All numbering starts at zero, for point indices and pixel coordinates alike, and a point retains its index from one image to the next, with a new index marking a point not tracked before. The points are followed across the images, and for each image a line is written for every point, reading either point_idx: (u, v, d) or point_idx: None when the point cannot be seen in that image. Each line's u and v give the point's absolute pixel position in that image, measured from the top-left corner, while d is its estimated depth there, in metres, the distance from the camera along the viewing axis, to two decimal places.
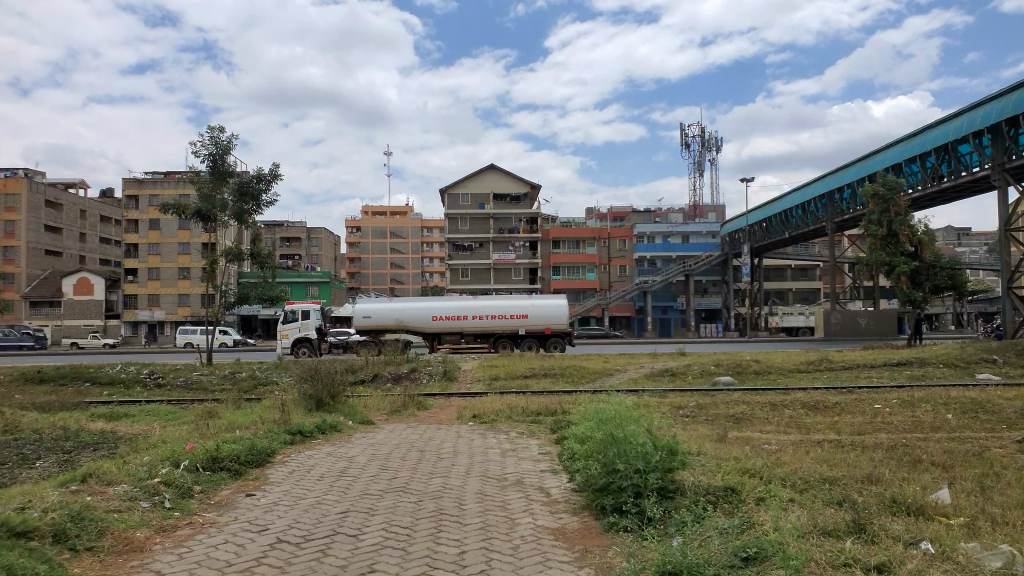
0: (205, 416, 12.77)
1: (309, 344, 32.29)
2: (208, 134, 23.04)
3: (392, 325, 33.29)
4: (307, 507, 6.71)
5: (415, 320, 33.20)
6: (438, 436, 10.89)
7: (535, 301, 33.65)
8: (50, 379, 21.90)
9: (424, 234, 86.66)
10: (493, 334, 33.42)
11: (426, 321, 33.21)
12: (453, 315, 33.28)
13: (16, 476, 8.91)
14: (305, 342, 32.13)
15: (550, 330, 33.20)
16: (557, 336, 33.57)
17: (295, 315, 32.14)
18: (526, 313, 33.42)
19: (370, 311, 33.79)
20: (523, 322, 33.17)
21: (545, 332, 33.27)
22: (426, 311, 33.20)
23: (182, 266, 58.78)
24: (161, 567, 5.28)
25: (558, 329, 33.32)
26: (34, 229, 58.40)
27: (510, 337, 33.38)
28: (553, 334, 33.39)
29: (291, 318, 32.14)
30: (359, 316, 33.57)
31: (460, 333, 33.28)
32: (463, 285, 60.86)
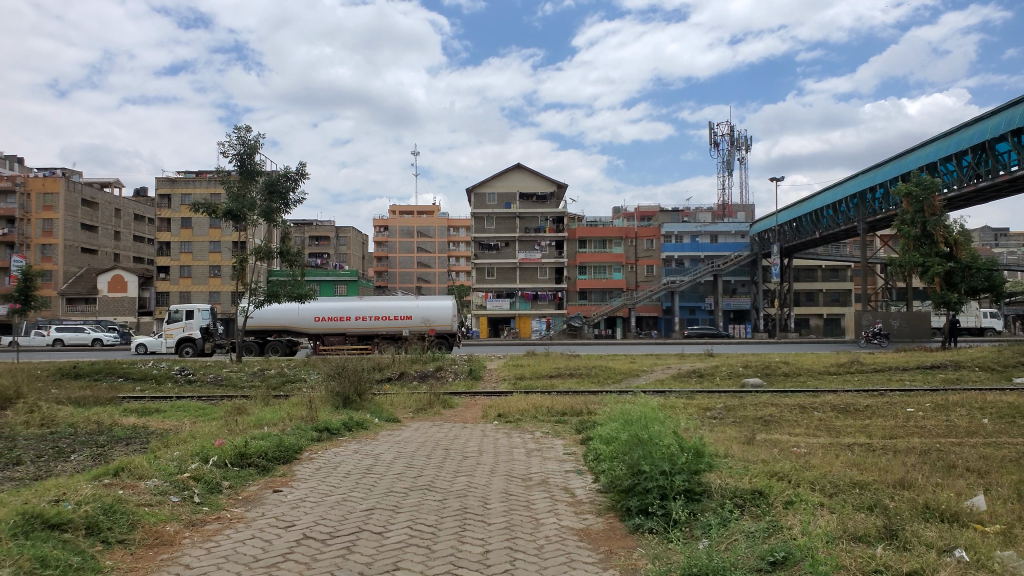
0: (235, 412, 12.95)
1: (193, 344, 34.31)
2: (235, 134, 23.34)
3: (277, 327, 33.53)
4: (333, 504, 6.75)
5: (298, 321, 33.28)
6: (463, 435, 10.93)
7: (421, 302, 33.85)
8: (85, 374, 22.34)
9: (451, 233, 87.02)
10: (377, 335, 33.69)
11: (310, 322, 33.26)
12: (336, 316, 33.43)
13: (52, 469, 9.12)
14: (187, 342, 34.18)
15: (433, 331, 33.62)
16: (441, 337, 33.92)
17: (180, 315, 34.14)
18: (410, 314, 33.67)
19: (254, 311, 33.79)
20: (406, 323, 33.49)
21: (429, 334, 33.65)
22: (308, 313, 33.27)
23: (213, 264, 59.65)
24: (190, 561, 5.35)
25: (442, 329, 33.71)
26: (71, 227, 59.65)
27: (393, 338, 33.68)
28: (438, 334, 33.76)
29: (176, 318, 34.25)
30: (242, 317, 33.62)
31: (343, 334, 33.48)
32: (489, 284, 61.00)
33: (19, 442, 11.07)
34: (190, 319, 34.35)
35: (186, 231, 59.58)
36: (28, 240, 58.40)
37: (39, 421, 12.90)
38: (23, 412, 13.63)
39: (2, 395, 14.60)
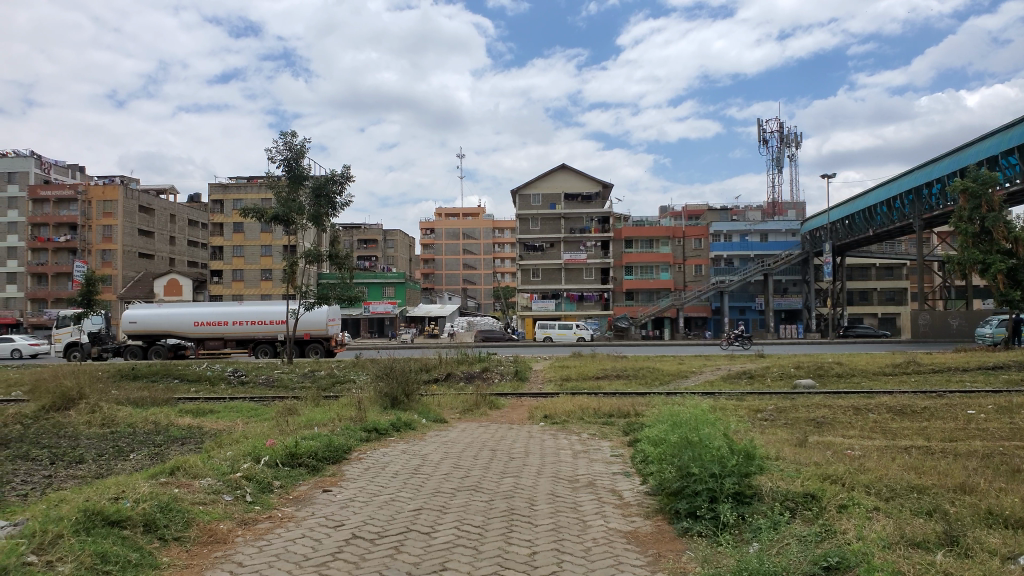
0: (286, 413, 13.18)
1: (80, 348, 34.78)
2: (282, 139, 23.78)
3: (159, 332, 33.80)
4: (381, 504, 6.81)
5: (178, 326, 33.61)
6: (510, 436, 10.95)
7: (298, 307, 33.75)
8: (143, 375, 23.03)
9: (496, 234, 87.22)
10: (255, 340, 33.80)
11: (189, 326, 33.65)
12: (214, 321, 33.67)
13: (113, 467, 9.45)
14: (75, 346, 34.69)
15: (308, 335, 33.64)
16: (316, 341, 34.26)
17: (67, 320, 35.01)
18: (286, 319, 33.66)
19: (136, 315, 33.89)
20: (282, 327, 33.56)
21: (304, 338, 33.73)
22: (187, 317, 33.47)
23: (264, 268, 60.94)
24: (243, 559, 5.45)
25: (317, 334, 33.83)
26: (129, 233, 61.48)
27: (271, 343, 33.79)
28: (312, 340, 34.09)
29: (64, 323, 35.18)
30: (125, 321, 33.76)
31: (223, 339, 33.92)
32: (535, 285, 61.07)
33: (82, 441, 11.46)
34: (77, 324, 35.15)
35: (239, 236, 61.03)
36: (90, 246, 60.52)
37: (100, 421, 13.33)
38: (86, 412, 14.13)
39: (66, 395, 15.12)
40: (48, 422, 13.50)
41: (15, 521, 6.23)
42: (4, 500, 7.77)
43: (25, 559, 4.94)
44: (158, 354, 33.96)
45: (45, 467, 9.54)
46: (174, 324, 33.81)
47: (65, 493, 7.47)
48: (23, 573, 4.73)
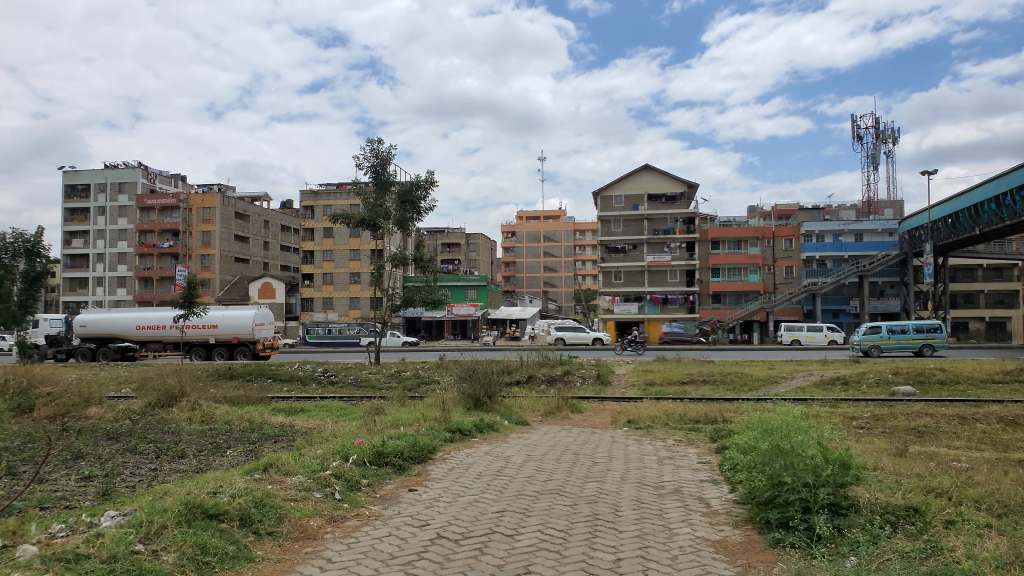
0: (373, 413, 13.47)
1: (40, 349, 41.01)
2: (369, 146, 24.36)
3: (107, 335, 38.24)
4: (465, 505, 6.87)
5: (122, 330, 37.97)
6: (593, 440, 10.84)
7: (227, 312, 37.34)
8: (239, 375, 24.03)
9: (577, 237, 86.89)
10: (189, 343, 37.78)
11: (133, 330, 37.97)
12: (155, 325, 37.80)
13: (211, 463, 9.87)
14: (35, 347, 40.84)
15: (235, 339, 37.09)
16: (244, 344, 37.59)
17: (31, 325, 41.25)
18: (217, 323, 37.32)
19: (88, 320, 38.52)
20: (213, 331, 37.27)
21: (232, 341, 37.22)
22: (130, 322, 37.76)
23: (353, 271, 62.56)
24: (332, 556, 5.58)
25: (244, 338, 37.29)
26: (226, 239, 64.32)
27: (204, 345, 37.64)
28: (240, 342, 37.35)
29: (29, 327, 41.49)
30: (77, 325, 38.48)
31: (162, 342, 37.98)
32: (617, 288, 60.62)
33: (184, 437, 12.06)
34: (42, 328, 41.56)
35: (328, 240, 62.96)
36: (190, 251, 63.66)
37: (200, 418, 14.00)
38: (187, 409, 14.87)
39: (169, 392, 15.95)
40: (153, 418, 14.28)
41: (124, 511, 6.61)
42: (114, 490, 8.25)
43: (133, 548, 5.23)
44: (106, 355, 38.22)
45: (150, 461, 10.07)
46: (120, 327, 38.19)
47: (169, 485, 7.87)
48: (129, 561, 5.00)
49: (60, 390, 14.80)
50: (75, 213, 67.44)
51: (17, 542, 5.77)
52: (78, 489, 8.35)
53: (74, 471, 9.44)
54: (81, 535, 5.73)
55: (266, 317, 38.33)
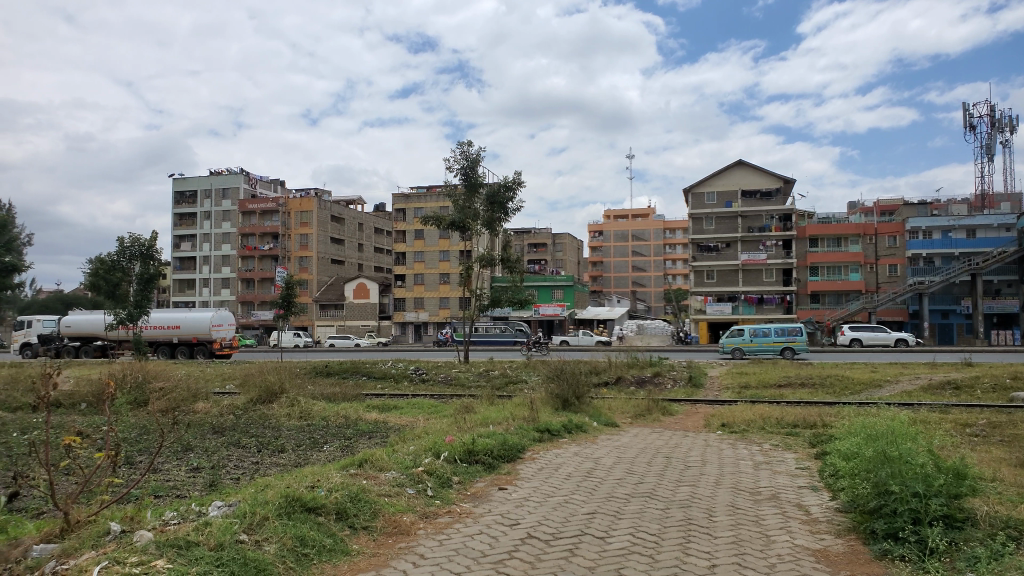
0: (463, 411, 13.64)
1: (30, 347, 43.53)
2: (459, 149, 24.71)
3: (85, 333, 40.43)
4: (556, 505, 6.86)
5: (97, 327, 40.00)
6: (686, 443, 10.63)
7: (187, 313, 38.52)
8: (335, 372, 24.80)
9: (667, 236, 85.38)
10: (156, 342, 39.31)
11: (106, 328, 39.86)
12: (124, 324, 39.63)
13: (310, 457, 10.22)
14: (26, 345, 43.40)
15: (196, 340, 38.30)
16: (203, 344, 38.73)
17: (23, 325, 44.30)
18: (178, 324, 38.56)
19: (70, 321, 40.98)
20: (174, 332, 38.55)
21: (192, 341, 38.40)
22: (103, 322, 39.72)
23: (443, 272, 63.52)
24: (425, 552, 5.67)
25: (203, 338, 38.40)
26: (323, 241, 66.56)
27: (167, 344, 39.05)
28: (199, 342, 38.57)
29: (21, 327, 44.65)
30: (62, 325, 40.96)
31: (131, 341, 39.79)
32: (709, 287, 59.37)
33: (284, 432, 12.55)
34: (31, 327, 44.40)
35: (419, 242, 64.19)
36: (290, 253, 66.32)
37: (299, 414, 14.53)
38: (286, 405, 15.48)
39: (269, 389, 16.66)
40: (254, 413, 14.92)
41: (230, 501, 6.93)
42: (220, 482, 8.67)
43: (237, 537, 5.47)
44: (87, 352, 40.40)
45: (254, 454, 10.53)
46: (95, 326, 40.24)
47: (270, 478, 8.21)
48: (235, 550, 5.23)
49: (170, 385, 15.73)
50: (183, 218, 71.23)
51: (135, 527, 6.14)
52: (188, 480, 8.83)
53: (186, 461, 9.98)
54: (191, 523, 6.04)
55: (225, 318, 39.39)
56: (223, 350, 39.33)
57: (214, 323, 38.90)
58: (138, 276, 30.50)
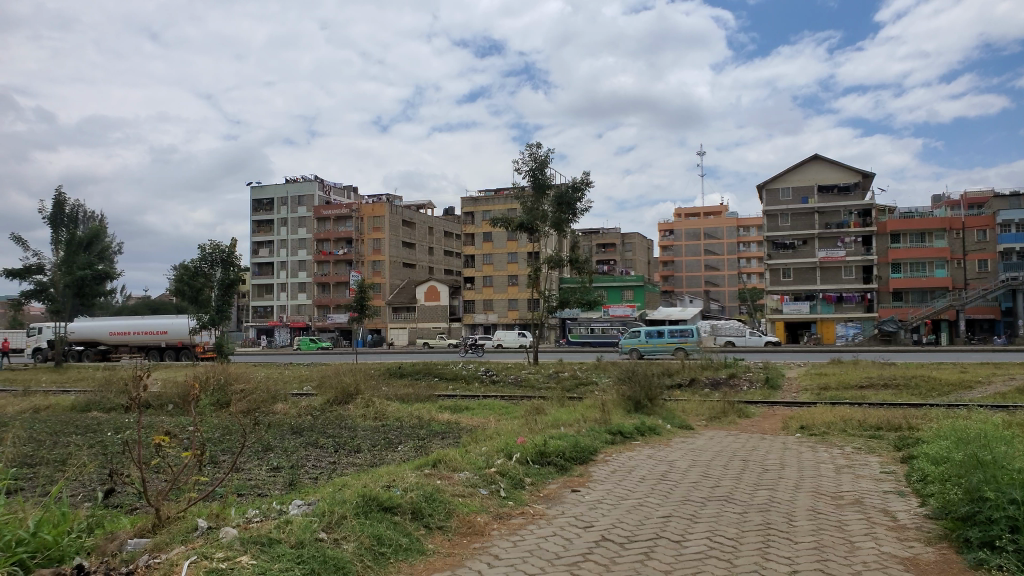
0: (534, 412, 13.66)
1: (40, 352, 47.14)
2: (527, 151, 24.83)
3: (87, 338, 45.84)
4: (630, 508, 6.80)
5: (98, 334, 45.43)
6: (763, 446, 10.37)
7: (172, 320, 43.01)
8: (408, 373, 25.23)
9: (740, 233, 83.46)
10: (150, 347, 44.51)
11: (107, 334, 45.23)
12: (122, 331, 45.01)
13: (384, 457, 10.40)
14: (37, 351, 47.09)
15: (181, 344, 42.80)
16: (187, 347, 43.36)
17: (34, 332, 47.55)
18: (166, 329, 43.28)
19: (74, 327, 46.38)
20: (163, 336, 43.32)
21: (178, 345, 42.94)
22: (104, 329, 45.13)
23: (511, 274, 63.65)
24: (499, 553, 5.69)
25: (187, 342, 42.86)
26: (394, 245, 67.81)
27: (158, 348, 43.98)
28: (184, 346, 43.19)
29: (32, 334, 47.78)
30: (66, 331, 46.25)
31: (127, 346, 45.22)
32: (785, 286, 57.98)
33: (360, 432, 12.84)
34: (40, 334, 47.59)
35: (488, 244, 64.59)
36: (363, 258, 67.83)
37: (374, 415, 14.83)
38: (361, 406, 15.86)
39: (345, 390, 17.12)
40: (331, 414, 15.30)
41: (309, 500, 7.12)
42: (299, 481, 8.93)
43: (317, 535, 5.61)
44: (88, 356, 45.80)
45: (331, 454, 10.81)
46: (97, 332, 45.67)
47: (346, 478, 8.39)
48: (314, 547, 5.37)
49: (251, 387, 16.36)
50: (261, 225, 73.54)
51: (220, 524, 6.36)
52: (269, 478, 9.12)
53: (266, 461, 10.30)
54: (272, 521, 6.23)
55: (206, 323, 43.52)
56: (205, 352, 43.36)
57: (197, 328, 42.01)
58: (218, 281, 31.57)
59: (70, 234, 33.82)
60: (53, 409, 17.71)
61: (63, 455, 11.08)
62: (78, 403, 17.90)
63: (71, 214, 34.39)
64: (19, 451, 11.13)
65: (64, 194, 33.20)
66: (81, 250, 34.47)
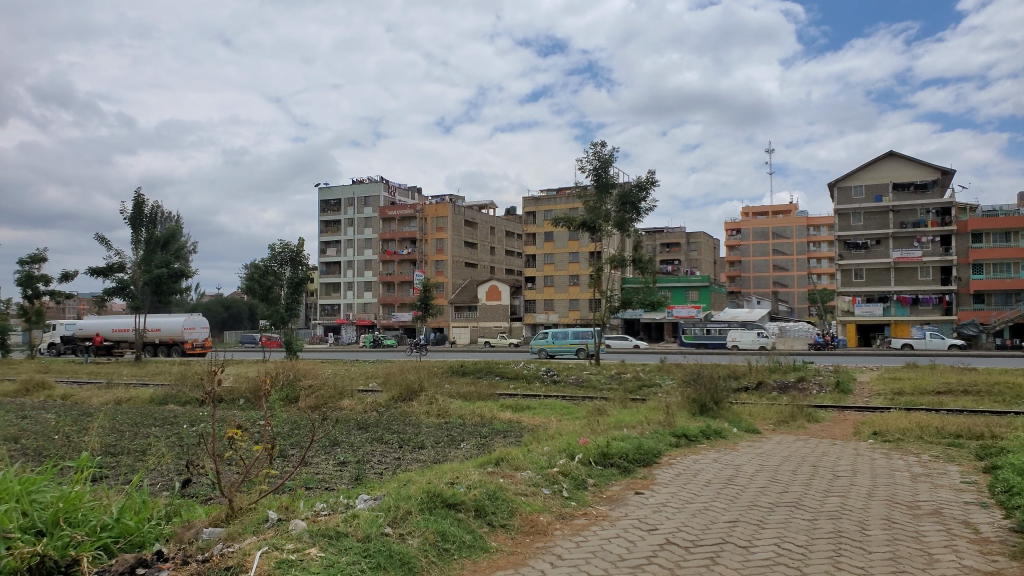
0: (596, 413, 13.59)
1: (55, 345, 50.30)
2: (591, 150, 24.71)
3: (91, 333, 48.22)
4: (695, 512, 6.69)
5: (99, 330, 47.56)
6: (834, 452, 10.08)
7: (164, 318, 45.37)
8: (470, 371, 25.41)
9: (811, 233, 81.40)
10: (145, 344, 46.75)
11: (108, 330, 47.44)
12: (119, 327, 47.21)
13: (448, 454, 10.52)
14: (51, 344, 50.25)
15: (172, 341, 45.15)
16: (177, 344, 45.67)
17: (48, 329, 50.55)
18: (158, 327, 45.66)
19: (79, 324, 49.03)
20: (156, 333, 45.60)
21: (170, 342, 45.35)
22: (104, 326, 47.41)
23: (572, 274, 63.40)
24: (561, 553, 5.68)
25: (178, 340, 45.32)
26: (457, 245, 68.41)
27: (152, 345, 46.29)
28: (174, 343, 45.55)
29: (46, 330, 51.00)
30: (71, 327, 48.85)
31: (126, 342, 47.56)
32: (857, 287, 56.19)
33: (424, 429, 12.99)
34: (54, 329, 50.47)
35: (549, 244, 64.46)
36: (427, 257, 68.67)
37: (437, 412, 14.99)
38: (425, 403, 16.04)
39: (409, 387, 17.36)
40: (396, 410, 15.53)
41: (374, 496, 7.25)
42: (365, 476, 9.11)
43: (382, 530, 5.71)
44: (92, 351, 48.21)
45: (396, 450, 10.99)
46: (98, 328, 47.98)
47: (410, 474, 8.51)
48: (381, 541, 5.47)
49: (319, 382, 16.78)
50: (328, 225, 75.19)
51: (289, 516, 6.55)
52: (336, 473, 9.33)
53: (333, 456, 10.54)
54: (340, 514, 6.37)
55: (195, 322, 45.95)
56: (195, 349, 45.86)
57: (187, 326, 45.63)
58: (288, 280, 32.55)
59: (149, 234, 35.35)
60: (133, 402, 18.47)
61: (144, 446, 11.56)
62: (157, 396, 18.63)
63: (150, 214, 35.77)
64: (103, 441, 11.67)
65: (144, 195, 34.57)
66: (158, 249, 35.81)
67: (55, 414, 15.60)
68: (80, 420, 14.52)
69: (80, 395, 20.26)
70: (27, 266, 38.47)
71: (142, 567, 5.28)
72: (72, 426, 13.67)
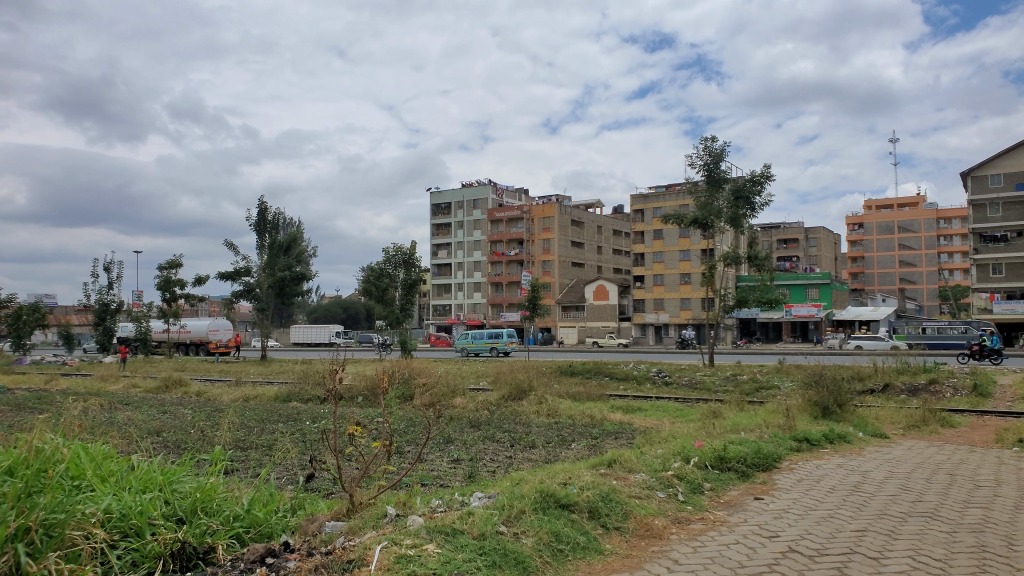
0: (710, 415, 13.23)
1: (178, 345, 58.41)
2: (701, 145, 24.11)
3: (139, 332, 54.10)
4: (819, 519, 6.40)
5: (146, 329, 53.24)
6: (974, 460, 9.37)
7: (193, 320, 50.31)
8: (579, 372, 25.32)
9: (941, 226, 76.14)
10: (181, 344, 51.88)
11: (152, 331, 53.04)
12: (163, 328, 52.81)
13: (559, 454, 10.54)
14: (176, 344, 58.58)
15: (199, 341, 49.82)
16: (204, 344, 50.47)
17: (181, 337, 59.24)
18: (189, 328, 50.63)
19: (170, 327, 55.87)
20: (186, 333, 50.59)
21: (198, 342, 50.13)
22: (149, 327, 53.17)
23: (684, 272, 61.98)
24: (678, 557, 5.57)
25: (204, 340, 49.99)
26: (564, 245, 68.39)
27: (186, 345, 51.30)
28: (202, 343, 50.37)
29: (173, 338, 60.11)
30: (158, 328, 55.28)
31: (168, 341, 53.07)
32: (995, 283, 52.24)
33: (535, 429, 13.05)
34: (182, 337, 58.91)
35: (659, 242, 63.25)
36: (534, 258, 69.05)
37: (546, 412, 15.03)
38: (535, 402, 16.12)
39: (519, 387, 17.51)
40: (507, 409, 15.69)
41: (488, 493, 7.32)
42: (477, 474, 9.23)
43: (497, 528, 5.77)
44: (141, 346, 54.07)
45: (508, 449, 11.07)
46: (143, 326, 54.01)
47: (523, 473, 8.57)
48: (496, 540, 5.53)
49: (432, 381, 17.27)
50: (439, 228, 77.17)
51: (407, 512, 6.72)
52: (449, 470, 9.50)
53: (447, 453, 10.77)
54: (455, 511, 6.48)
55: (220, 324, 50.63)
56: (219, 348, 50.54)
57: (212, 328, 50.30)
58: (402, 282, 33.53)
59: (272, 239, 37.38)
60: (261, 399, 19.50)
61: (270, 441, 12.18)
62: (281, 394, 19.61)
63: (273, 220, 37.75)
64: (235, 435, 12.39)
65: (268, 203, 36.54)
66: (281, 254, 37.71)
67: (192, 409, 16.72)
68: (214, 416, 15.48)
69: (214, 391, 21.66)
70: (165, 271, 41.31)
71: (271, 556, 5.57)
72: (207, 420, 14.58)
